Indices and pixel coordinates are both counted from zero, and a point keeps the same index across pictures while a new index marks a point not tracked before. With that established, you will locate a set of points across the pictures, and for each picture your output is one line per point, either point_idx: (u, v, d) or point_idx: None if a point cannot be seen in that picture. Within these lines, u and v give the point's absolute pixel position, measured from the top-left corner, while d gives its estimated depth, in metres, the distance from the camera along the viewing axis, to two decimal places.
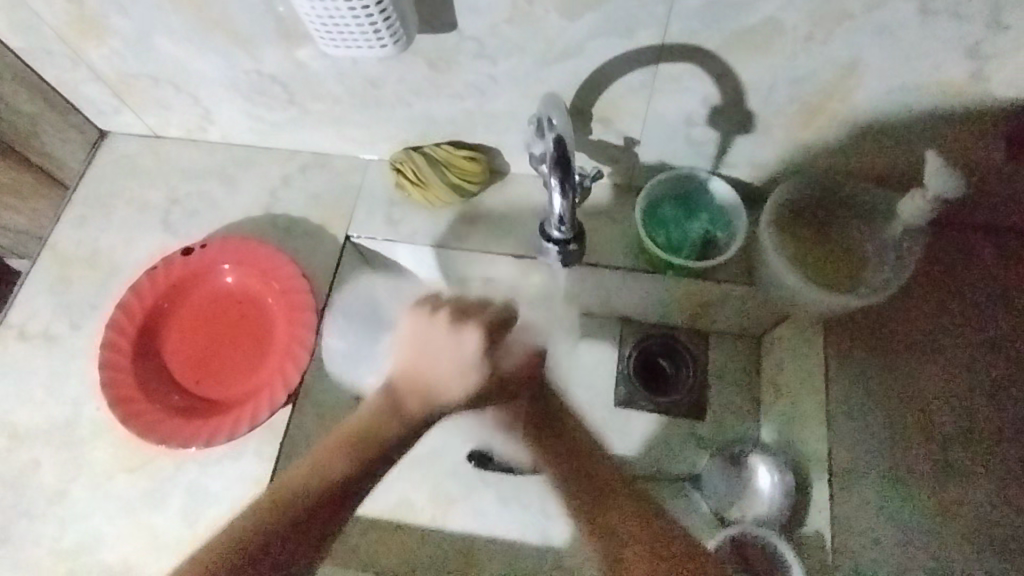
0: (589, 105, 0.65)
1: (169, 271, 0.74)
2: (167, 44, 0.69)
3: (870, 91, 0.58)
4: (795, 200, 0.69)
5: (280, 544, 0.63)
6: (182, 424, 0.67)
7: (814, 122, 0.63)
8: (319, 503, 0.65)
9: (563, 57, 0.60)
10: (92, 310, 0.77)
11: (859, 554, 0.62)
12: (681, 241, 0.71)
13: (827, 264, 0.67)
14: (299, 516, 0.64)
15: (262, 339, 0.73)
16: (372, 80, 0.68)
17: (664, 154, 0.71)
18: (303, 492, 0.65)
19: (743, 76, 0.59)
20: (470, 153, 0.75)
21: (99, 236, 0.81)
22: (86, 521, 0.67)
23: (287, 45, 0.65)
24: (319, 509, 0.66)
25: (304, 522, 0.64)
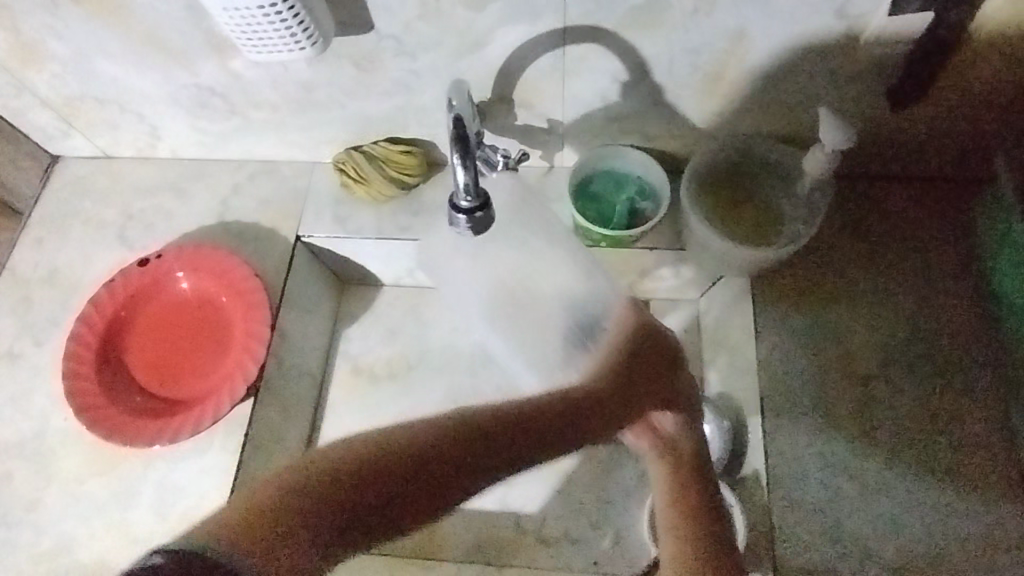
0: (509, 91, 0.69)
1: (126, 282, 0.77)
2: (107, 65, 0.72)
3: (761, 56, 0.63)
4: (712, 165, 0.73)
5: (387, 485, 0.41)
6: (147, 424, 0.70)
7: (718, 90, 0.68)
8: (455, 445, 0.44)
9: (477, 47, 0.65)
10: (55, 326, 0.80)
11: (794, 485, 0.66)
12: (610, 213, 0.76)
13: (746, 221, 0.71)
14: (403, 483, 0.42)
15: (220, 340, 0.76)
16: (305, 84, 0.72)
17: (588, 132, 0.76)
18: (446, 441, 0.44)
19: (644, 52, 0.64)
20: (407, 146, 0.78)
21: (58, 256, 0.84)
22: (61, 525, 0.70)
23: (220, 56, 0.69)
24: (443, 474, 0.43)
25: (385, 478, 0.41)
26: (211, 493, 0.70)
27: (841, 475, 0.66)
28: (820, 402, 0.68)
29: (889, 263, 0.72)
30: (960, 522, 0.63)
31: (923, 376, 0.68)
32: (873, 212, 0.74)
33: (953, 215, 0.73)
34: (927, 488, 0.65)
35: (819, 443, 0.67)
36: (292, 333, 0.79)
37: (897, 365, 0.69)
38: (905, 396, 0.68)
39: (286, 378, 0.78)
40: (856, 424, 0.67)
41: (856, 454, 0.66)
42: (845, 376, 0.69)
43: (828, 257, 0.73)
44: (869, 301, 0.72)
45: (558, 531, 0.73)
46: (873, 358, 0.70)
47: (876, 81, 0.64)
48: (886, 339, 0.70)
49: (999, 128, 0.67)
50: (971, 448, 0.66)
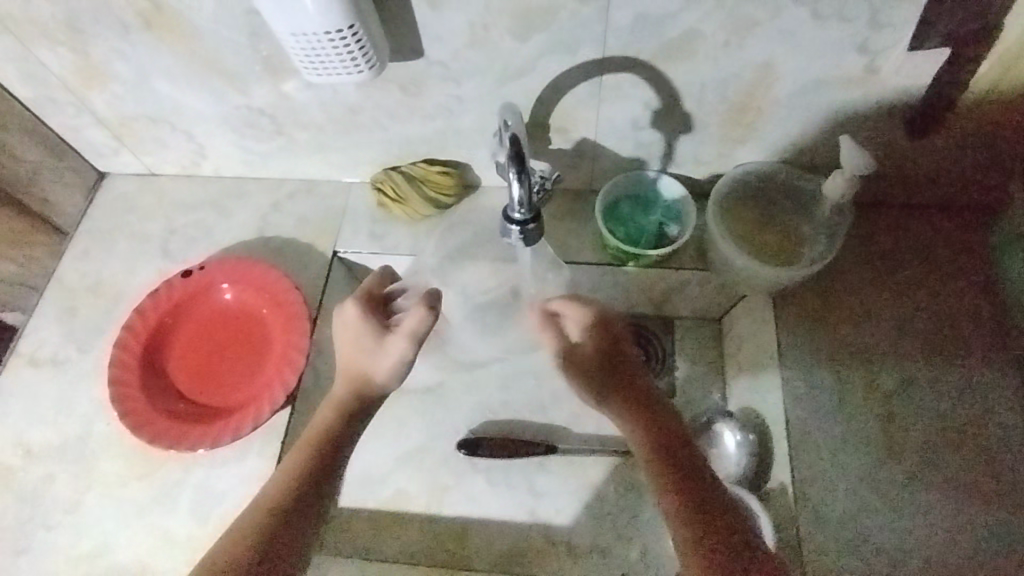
0: (545, 116, 0.73)
1: (171, 291, 0.80)
2: (165, 85, 0.76)
3: (786, 87, 0.67)
4: (736, 191, 0.77)
5: (267, 537, 0.58)
6: (188, 429, 0.72)
7: (744, 119, 0.72)
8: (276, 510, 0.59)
9: (519, 75, 0.69)
10: (98, 334, 0.82)
11: (821, 499, 0.67)
12: (638, 234, 0.79)
13: (770, 243, 0.75)
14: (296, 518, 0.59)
15: (260, 350, 0.78)
16: (351, 107, 0.76)
17: (617, 156, 0.79)
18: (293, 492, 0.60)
19: (676, 81, 0.68)
20: (443, 167, 0.82)
21: (103, 267, 0.87)
22: (100, 527, 0.71)
23: (275, 79, 0.73)
24: (291, 519, 0.59)
25: (278, 529, 0.59)
26: (248, 499, 0.71)
27: (867, 488, 0.67)
28: (843, 417, 0.70)
29: (906, 285, 0.75)
30: (984, 538, 0.64)
31: (943, 393, 0.71)
32: (888, 236, 0.78)
33: (966, 244, 0.77)
34: (952, 503, 0.66)
35: (844, 456, 0.69)
36: (328, 345, 0.81)
37: (917, 382, 0.71)
38: (925, 415, 0.70)
39: (321, 389, 0.80)
40: (879, 440, 0.69)
41: (881, 468, 0.68)
42: (867, 392, 0.72)
43: (847, 278, 0.76)
44: (888, 321, 0.74)
45: (585, 543, 0.75)
46: (893, 375, 0.72)
47: (894, 111, 0.69)
48: (903, 358, 0.73)
49: (1008, 160, 0.71)
50: (991, 466, 0.67)
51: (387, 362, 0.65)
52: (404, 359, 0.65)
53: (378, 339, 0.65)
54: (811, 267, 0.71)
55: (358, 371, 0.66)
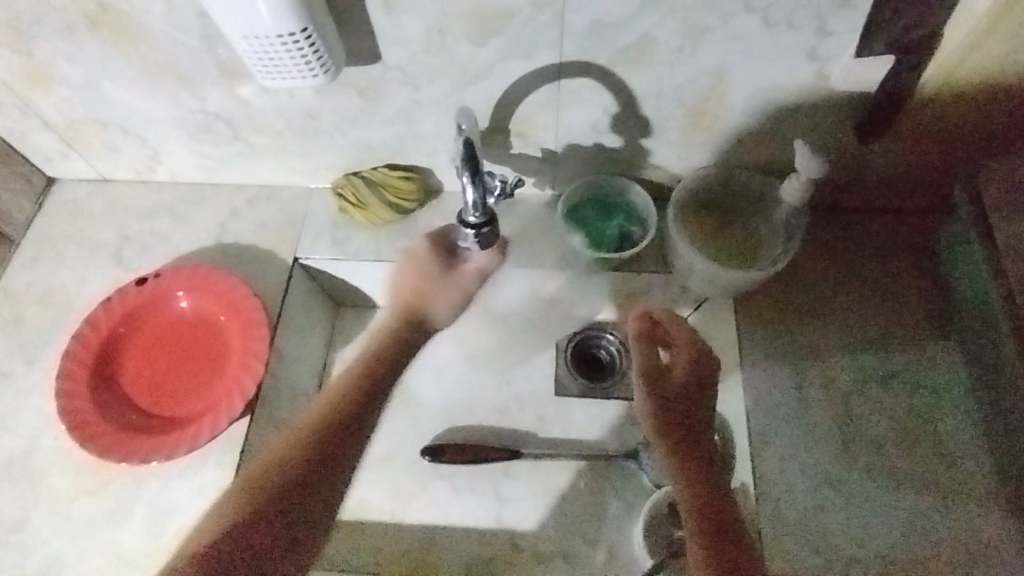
0: (505, 120, 0.73)
1: (124, 300, 0.77)
2: (116, 89, 0.74)
3: (740, 92, 0.68)
4: (695, 193, 0.77)
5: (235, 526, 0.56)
6: (141, 442, 0.70)
7: (702, 124, 0.73)
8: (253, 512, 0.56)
9: (478, 79, 0.69)
10: (48, 345, 0.79)
11: (780, 497, 0.68)
12: (601, 237, 0.79)
13: (729, 245, 0.76)
14: (282, 507, 0.57)
15: (217, 359, 0.76)
16: (309, 111, 0.75)
17: (579, 161, 0.80)
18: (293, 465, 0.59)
19: (634, 87, 0.69)
20: (405, 172, 0.82)
21: (52, 276, 0.84)
22: (48, 545, 0.69)
23: (230, 82, 0.72)
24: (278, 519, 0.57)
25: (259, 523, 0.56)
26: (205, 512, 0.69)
27: (823, 485, 0.69)
28: (800, 415, 0.72)
29: (859, 286, 0.77)
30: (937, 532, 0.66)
31: (894, 389, 0.72)
32: (841, 238, 0.79)
33: (917, 245, 0.79)
34: (904, 497, 0.68)
35: (801, 454, 0.70)
36: (289, 353, 0.80)
37: (871, 380, 0.73)
38: (881, 413, 0.72)
39: (282, 398, 0.78)
40: (835, 437, 0.71)
41: (836, 465, 0.69)
42: (823, 391, 0.73)
43: (802, 281, 0.78)
44: (842, 321, 0.76)
45: (552, 548, 0.74)
46: (848, 374, 0.74)
47: (844, 114, 0.70)
48: (857, 357, 0.74)
49: (954, 161, 0.73)
50: (943, 462, 0.69)
51: (454, 297, 0.71)
52: (468, 292, 0.72)
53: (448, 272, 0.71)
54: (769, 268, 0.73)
55: (415, 298, 0.71)
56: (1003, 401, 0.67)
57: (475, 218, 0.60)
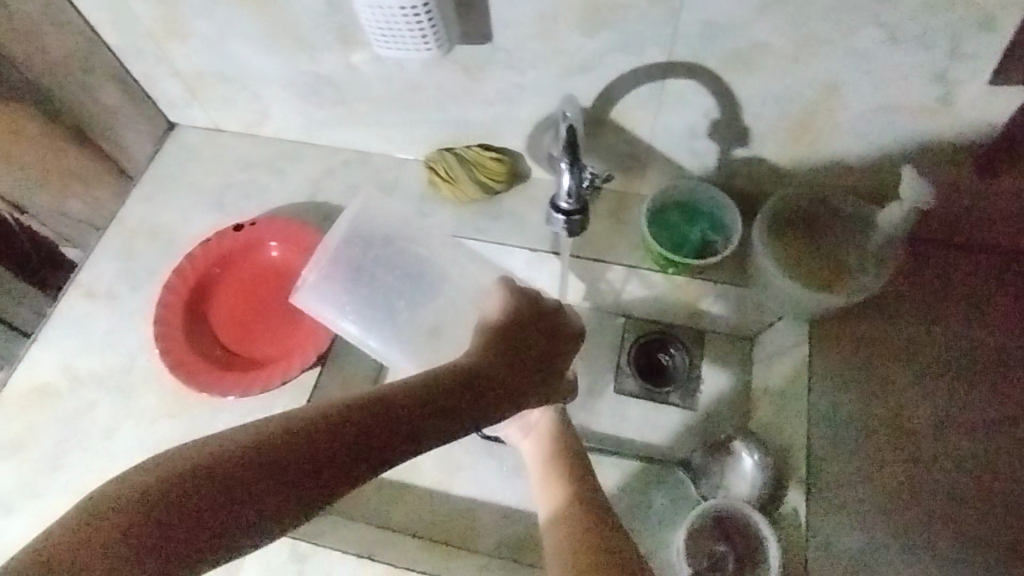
0: (602, 114, 0.74)
1: (220, 242, 0.82)
2: (240, 44, 0.79)
3: (850, 110, 0.66)
4: (786, 209, 0.76)
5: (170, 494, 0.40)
6: (221, 375, 0.75)
7: (804, 138, 0.71)
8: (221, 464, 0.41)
9: (582, 70, 0.69)
10: (151, 275, 0.86)
11: (835, 529, 0.67)
12: (681, 242, 0.79)
13: (814, 265, 0.73)
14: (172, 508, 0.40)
15: (295, 310, 0.80)
16: (413, 84, 0.78)
17: (669, 163, 0.79)
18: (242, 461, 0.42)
19: (739, 93, 0.67)
20: (496, 155, 0.83)
21: (162, 213, 0.91)
22: (131, 457, 0.75)
23: (345, 49, 0.75)
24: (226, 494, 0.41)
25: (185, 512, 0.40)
26: None
27: (881, 527, 0.66)
28: (865, 452, 0.69)
29: (944, 325, 0.73)
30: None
31: (971, 438, 0.68)
32: (933, 272, 0.74)
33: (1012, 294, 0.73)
34: (964, 548, 0.65)
35: (860, 492, 0.68)
36: None
37: (947, 425, 0.69)
38: (939, 470, 0.68)
39: None
40: (899, 478, 0.68)
41: (898, 509, 0.67)
42: (891, 430, 0.70)
43: (886, 313, 0.74)
44: (922, 359, 0.72)
45: None
46: (921, 414, 0.70)
47: (966, 153, 0.68)
48: (933, 399, 0.70)
49: None
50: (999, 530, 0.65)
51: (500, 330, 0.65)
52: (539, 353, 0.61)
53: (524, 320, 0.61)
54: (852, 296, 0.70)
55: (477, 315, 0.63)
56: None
57: (568, 206, 0.61)
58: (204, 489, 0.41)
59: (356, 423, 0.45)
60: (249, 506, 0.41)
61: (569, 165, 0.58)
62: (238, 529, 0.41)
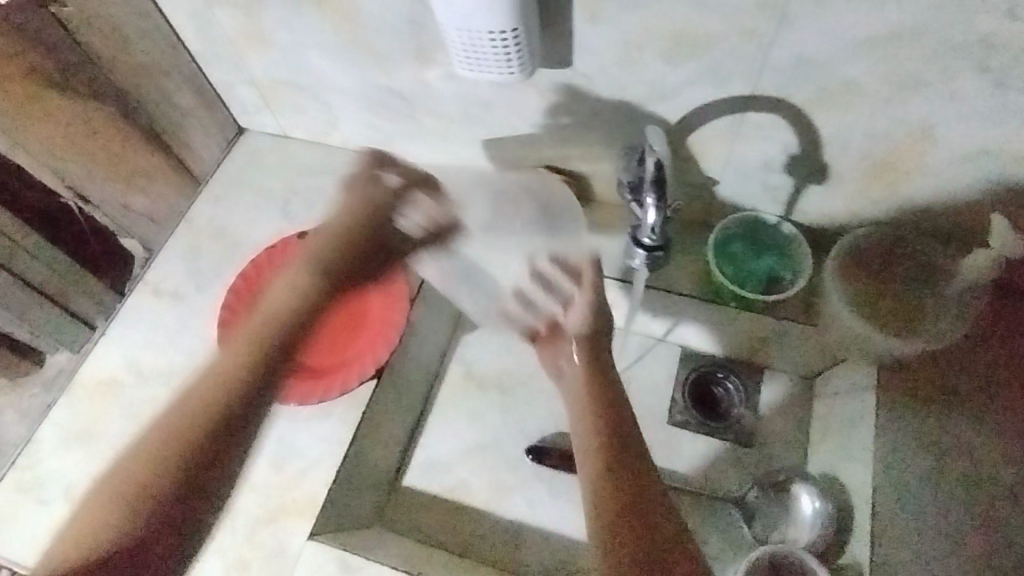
0: (677, 143, 0.73)
1: (286, 249, 0.83)
2: (318, 56, 0.80)
3: (940, 152, 0.64)
4: (859, 248, 0.74)
5: (152, 517, 0.58)
6: (281, 382, 0.76)
7: (886, 178, 0.69)
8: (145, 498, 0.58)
9: (660, 98, 0.68)
10: (216, 277, 0.88)
11: None
12: (746, 275, 0.78)
13: (887, 308, 0.71)
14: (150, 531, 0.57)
15: (355, 320, 0.81)
16: (485, 103, 0.78)
17: (740, 194, 0.78)
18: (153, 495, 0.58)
19: (822, 129, 0.66)
20: (562, 176, 0.83)
21: (229, 216, 0.93)
22: None
23: (421, 66, 0.75)
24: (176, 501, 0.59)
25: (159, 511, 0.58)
26: (325, 459, 0.74)
27: None
28: (936, 503, 0.63)
29: None
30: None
31: None
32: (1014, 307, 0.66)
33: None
34: None
35: (926, 548, 0.62)
36: (420, 327, 0.83)
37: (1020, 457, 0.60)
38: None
39: (407, 369, 0.82)
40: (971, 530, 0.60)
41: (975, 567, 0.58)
42: (965, 478, 0.63)
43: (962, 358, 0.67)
44: (987, 392, 0.65)
45: None
46: (993, 452, 0.62)
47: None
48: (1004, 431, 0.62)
49: None
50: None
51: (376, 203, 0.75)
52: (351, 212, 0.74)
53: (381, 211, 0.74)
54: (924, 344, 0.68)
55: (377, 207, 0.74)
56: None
57: (649, 241, 0.60)
58: (160, 523, 0.58)
59: (181, 464, 0.59)
60: (198, 498, 0.60)
61: (654, 199, 0.56)
62: (194, 516, 0.60)
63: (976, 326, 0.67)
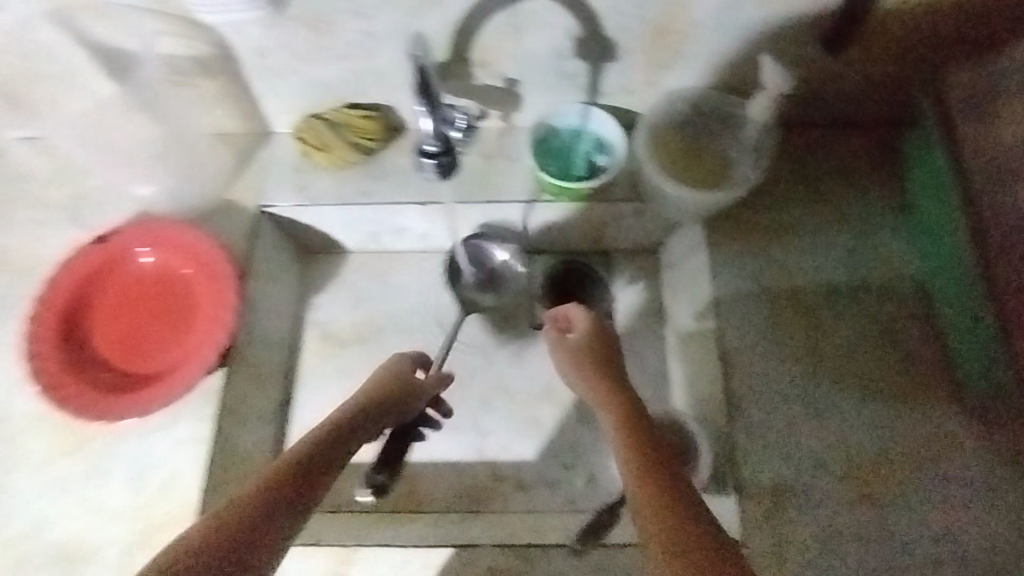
0: (463, 50, 0.71)
1: (85, 258, 0.74)
2: (49, 33, 0.68)
3: (704, 5, 0.66)
4: (663, 119, 0.76)
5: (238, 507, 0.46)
6: (116, 398, 0.69)
7: (665, 42, 0.71)
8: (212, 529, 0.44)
9: (431, 6, 0.66)
10: (10, 308, 0.77)
11: (748, 411, 0.69)
12: (570, 166, 0.78)
13: (699, 167, 0.76)
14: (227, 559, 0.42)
15: (186, 313, 0.75)
16: (258, 49, 0.71)
17: (542, 90, 0.78)
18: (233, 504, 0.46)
19: (595, 5, 0.66)
20: (365, 111, 0.79)
21: (6, 239, 0.80)
22: (37, 506, 0.69)
23: (171, 20, 0.67)
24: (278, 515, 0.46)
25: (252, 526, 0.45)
26: (189, 463, 0.70)
27: (812, 429, 0.68)
28: (802, 371, 0.71)
29: (829, 193, 0.78)
30: (866, 430, 0.68)
31: (896, 326, 0.72)
32: (801, 150, 0.79)
33: (884, 143, 0.80)
34: (882, 441, 0.68)
35: (775, 379, 0.70)
36: (262, 302, 0.78)
37: (870, 310, 0.73)
38: (849, 334, 0.72)
39: (257, 348, 0.77)
40: (829, 376, 0.70)
41: (826, 393, 0.70)
42: (816, 335, 0.72)
43: (773, 212, 0.77)
44: (826, 256, 0.76)
45: (536, 477, 0.77)
46: (846, 316, 0.73)
47: (785, 34, 0.69)
48: (822, 262, 0.75)
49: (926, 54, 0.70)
50: (923, 382, 0.70)
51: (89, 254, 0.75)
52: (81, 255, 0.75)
53: (96, 244, 0.75)
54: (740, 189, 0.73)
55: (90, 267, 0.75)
56: (986, 337, 0.64)
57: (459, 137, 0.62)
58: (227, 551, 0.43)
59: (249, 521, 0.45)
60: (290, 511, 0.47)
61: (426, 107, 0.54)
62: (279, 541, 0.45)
63: (770, 176, 0.79)
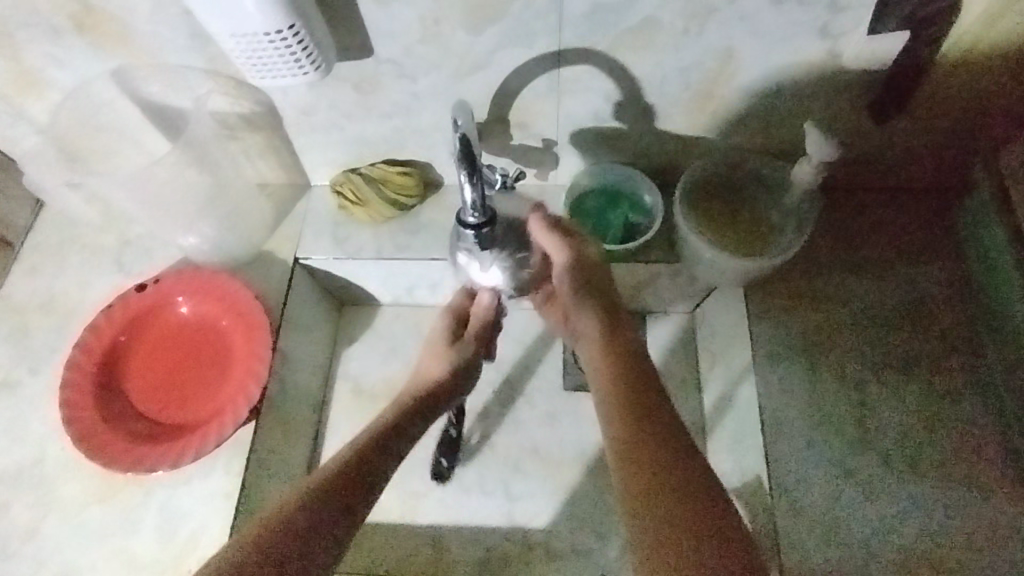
0: (504, 111, 0.72)
1: (125, 306, 0.76)
2: (106, 87, 0.71)
3: (746, 73, 0.66)
4: (702, 183, 0.75)
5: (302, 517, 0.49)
6: (147, 449, 0.69)
7: (706, 107, 0.71)
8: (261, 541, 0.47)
9: (474, 70, 0.67)
10: (50, 351, 0.78)
11: (792, 488, 0.67)
12: (606, 227, 0.77)
13: (741, 230, 0.73)
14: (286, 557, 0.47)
15: (221, 363, 0.75)
16: (303, 108, 0.73)
17: (580, 151, 0.78)
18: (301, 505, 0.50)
19: (637, 72, 0.67)
20: (405, 167, 0.80)
21: (52, 283, 0.82)
22: (61, 555, 0.69)
23: (223, 79, 0.70)
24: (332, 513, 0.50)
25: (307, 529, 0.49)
26: (216, 518, 0.69)
27: (855, 505, 0.66)
28: (845, 443, 0.68)
29: (873, 260, 0.76)
30: (915, 510, 0.65)
31: (948, 401, 0.70)
32: (845, 216, 0.78)
33: (930, 209, 0.77)
34: (933, 521, 0.65)
35: (816, 449, 0.68)
36: (294, 354, 0.78)
37: (918, 382, 0.71)
38: (895, 406, 0.70)
39: (287, 401, 0.77)
40: (874, 449, 0.68)
41: (870, 468, 0.67)
42: (862, 407, 0.70)
43: (814, 275, 0.76)
44: (871, 324, 0.73)
45: (565, 545, 0.75)
46: (892, 387, 0.70)
47: (831, 98, 0.69)
48: (868, 330, 0.73)
49: (977, 124, 0.69)
50: (978, 464, 0.67)
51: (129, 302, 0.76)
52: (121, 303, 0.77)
53: (137, 293, 0.76)
54: (783, 255, 0.70)
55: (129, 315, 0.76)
56: None
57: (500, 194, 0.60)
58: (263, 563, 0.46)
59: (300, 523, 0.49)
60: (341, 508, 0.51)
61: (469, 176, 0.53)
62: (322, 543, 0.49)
63: (812, 240, 0.77)
